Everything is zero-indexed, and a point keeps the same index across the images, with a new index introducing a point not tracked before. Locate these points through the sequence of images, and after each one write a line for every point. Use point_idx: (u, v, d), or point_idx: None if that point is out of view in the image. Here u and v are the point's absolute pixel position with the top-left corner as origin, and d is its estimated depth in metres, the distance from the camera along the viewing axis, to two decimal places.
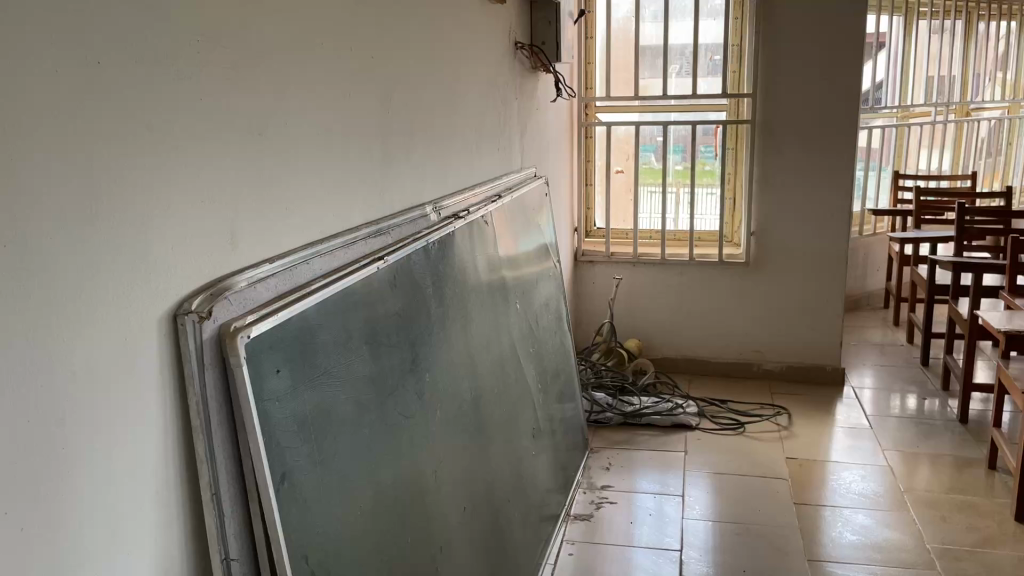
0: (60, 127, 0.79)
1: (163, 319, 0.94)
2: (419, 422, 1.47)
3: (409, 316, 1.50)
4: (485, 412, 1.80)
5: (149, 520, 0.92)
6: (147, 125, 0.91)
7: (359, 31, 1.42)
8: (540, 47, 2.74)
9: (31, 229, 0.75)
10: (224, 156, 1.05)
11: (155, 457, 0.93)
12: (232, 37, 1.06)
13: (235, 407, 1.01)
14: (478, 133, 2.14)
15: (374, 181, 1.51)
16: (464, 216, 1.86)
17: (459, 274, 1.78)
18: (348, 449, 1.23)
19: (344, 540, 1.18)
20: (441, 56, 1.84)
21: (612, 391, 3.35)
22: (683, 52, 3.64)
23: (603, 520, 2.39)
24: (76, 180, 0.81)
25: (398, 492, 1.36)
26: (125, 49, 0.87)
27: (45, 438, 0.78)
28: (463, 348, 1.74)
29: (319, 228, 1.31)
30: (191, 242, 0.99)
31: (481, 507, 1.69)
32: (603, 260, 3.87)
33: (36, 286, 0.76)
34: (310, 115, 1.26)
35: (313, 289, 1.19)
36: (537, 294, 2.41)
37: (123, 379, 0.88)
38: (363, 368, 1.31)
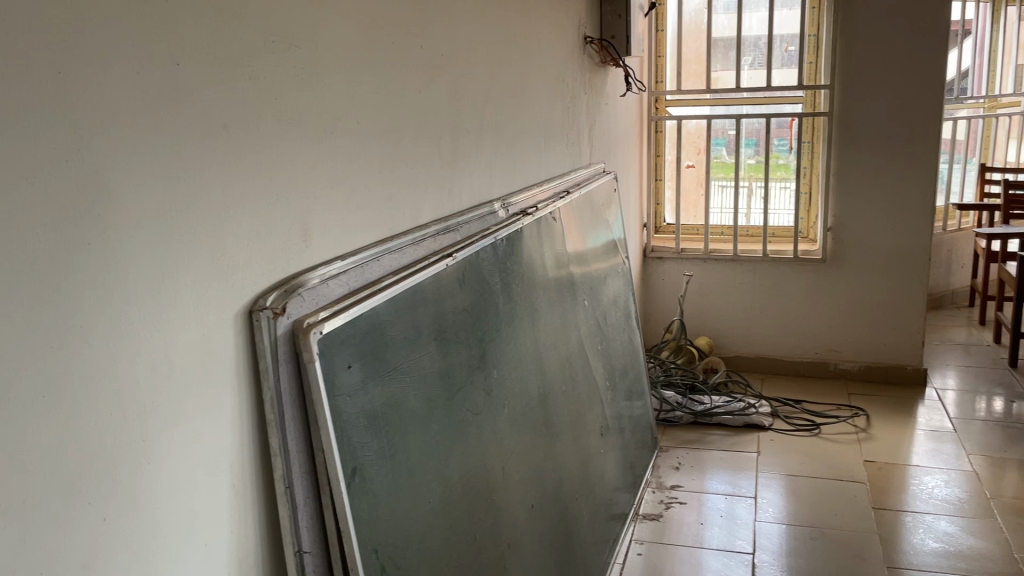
0: (141, 129, 0.81)
1: (239, 315, 0.96)
2: (487, 419, 1.47)
3: (476, 312, 1.50)
4: (553, 409, 1.79)
5: (225, 511, 0.94)
6: (225, 126, 0.93)
7: (430, 29, 1.42)
8: (610, 41, 2.71)
9: (114, 227, 0.78)
10: (298, 156, 1.07)
11: (230, 450, 0.95)
12: (306, 37, 1.07)
13: (308, 402, 1.02)
14: (546, 130, 2.12)
15: (443, 179, 1.51)
16: (532, 213, 1.85)
17: (527, 271, 1.77)
18: (417, 444, 1.23)
19: (413, 535, 1.19)
20: (510, 54, 1.84)
21: (682, 390, 3.30)
22: (757, 44, 3.56)
23: (672, 521, 2.36)
24: (157, 179, 0.83)
25: (467, 488, 1.36)
26: (203, 52, 0.89)
27: (126, 429, 0.80)
28: (531, 345, 1.73)
29: (388, 226, 1.32)
30: (266, 240, 1.01)
31: (549, 506, 1.68)
32: (673, 257, 3.81)
33: (118, 281, 0.79)
34: (381, 113, 1.27)
35: (383, 286, 1.20)
36: (606, 291, 2.38)
37: (201, 375, 0.90)
38: (432, 364, 1.31)
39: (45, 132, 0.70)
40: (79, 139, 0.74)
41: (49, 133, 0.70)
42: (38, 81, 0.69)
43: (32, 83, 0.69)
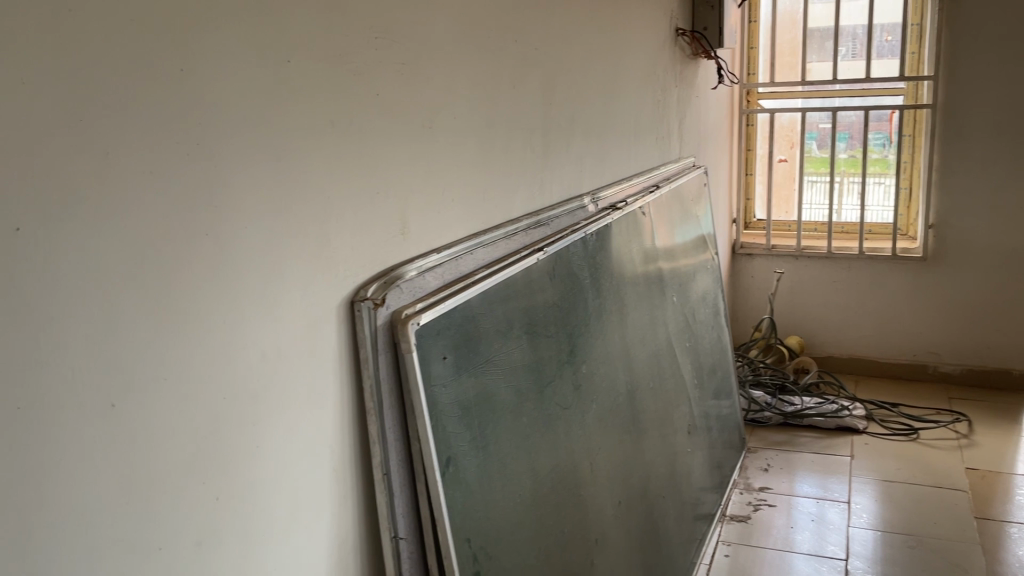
0: (253, 124, 0.84)
1: (341, 305, 0.98)
2: (576, 414, 1.47)
3: (566, 306, 1.49)
4: (640, 407, 1.77)
5: (326, 496, 0.97)
6: (330, 121, 0.95)
7: (525, 24, 1.43)
8: (702, 33, 2.67)
9: (226, 217, 0.81)
10: (397, 150, 1.08)
11: (330, 437, 0.98)
12: (408, 33, 1.09)
13: (405, 391, 1.04)
14: (636, 124, 2.10)
15: (535, 173, 1.52)
16: (622, 207, 1.84)
17: (616, 267, 1.76)
18: (509, 436, 1.24)
19: (504, 527, 1.20)
20: (603, 46, 1.83)
21: (771, 390, 3.23)
22: (854, 34, 3.45)
23: (760, 523, 2.31)
24: (267, 172, 0.86)
25: (556, 483, 1.36)
26: (311, 48, 0.91)
27: (238, 413, 0.83)
28: (619, 340, 1.72)
29: (481, 219, 1.33)
30: (366, 232, 1.03)
31: (637, 502, 1.67)
32: (763, 253, 3.73)
33: (231, 270, 0.82)
34: (477, 108, 1.29)
35: (477, 279, 1.21)
36: (694, 287, 2.35)
37: (305, 363, 0.93)
38: (522, 358, 1.32)
39: (169, 127, 0.74)
40: (200, 134, 0.77)
41: (173, 128, 0.74)
42: (164, 78, 0.73)
43: (159, 80, 0.72)
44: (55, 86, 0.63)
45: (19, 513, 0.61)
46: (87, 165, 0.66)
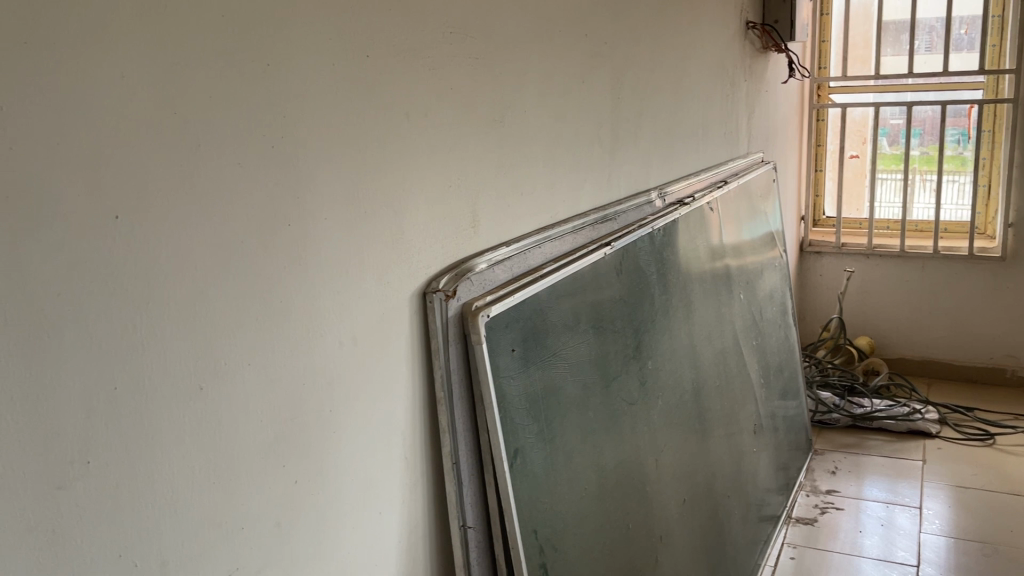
0: (334, 118, 0.86)
1: (413, 296, 1.00)
2: (642, 409, 1.47)
3: (633, 301, 1.49)
4: (706, 405, 1.75)
5: (397, 483, 0.99)
6: (406, 115, 0.97)
7: (596, 19, 1.43)
8: (773, 26, 2.63)
9: (307, 206, 0.83)
10: (470, 143, 1.10)
11: (402, 426, 0.99)
12: (481, 28, 1.10)
13: (474, 382, 1.05)
14: (704, 119, 2.08)
15: (603, 167, 1.51)
16: (689, 202, 1.82)
17: (683, 263, 1.75)
18: (575, 430, 1.24)
19: (569, 520, 1.20)
20: (673, 40, 1.82)
21: (840, 391, 3.16)
22: (931, 27, 3.36)
23: (827, 527, 2.26)
24: (346, 164, 0.88)
25: (621, 478, 1.36)
26: (389, 43, 0.93)
27: (316, 399, 0.86)
28: (685, 337, 1.71)
29: (550, 214, 1.33)
30: (439, 224, 1.04)
31: (701, 501, 1.65)
32: (832, 251, 3.65)
33: (311, 259, 0.84)
34: (547, 102, 1.29)
35: (545, 272, 1.22)
36: (762, 285, 2.31)
37: (379, 352, 0.95)
38: (589, 352, 1.32)
39: (256, 119, 0.76)
40: (285, 126, 0.79)
41: (260, 120, 0.76)
42: (252, 73, 0.75)
43: (246, 74, 0.75)
44: (150, 81, 0.65)
45: (116, 489, 0.65)
46: (179, 157, 0.68)
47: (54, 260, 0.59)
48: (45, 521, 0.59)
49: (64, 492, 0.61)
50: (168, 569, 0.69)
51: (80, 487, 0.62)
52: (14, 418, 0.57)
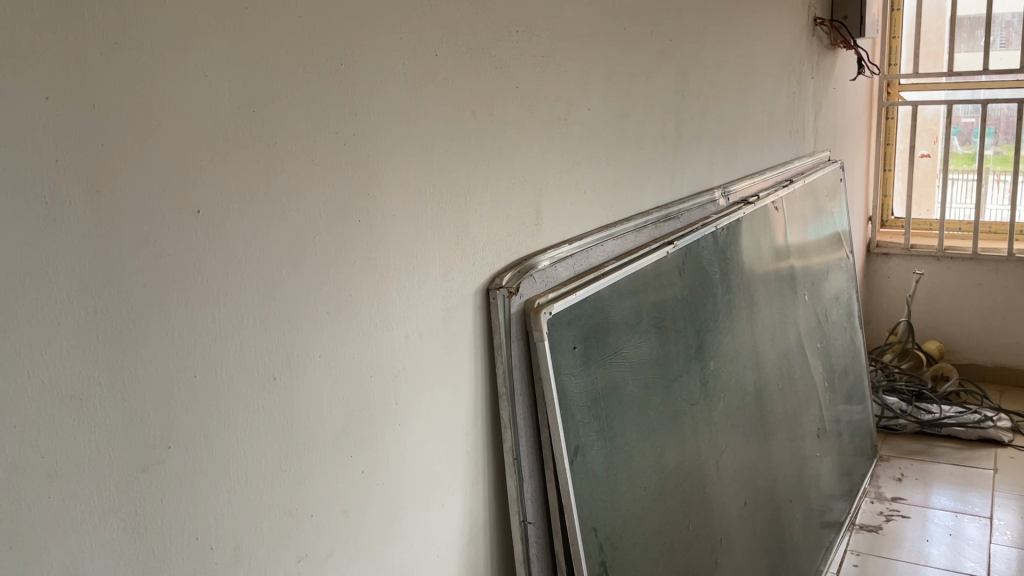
0: (403, 116, 0.87)
1: (477, 293, 1.01)
2: (703, 410, 1.45)
3: (695, 301, 1.47)
4: (769, 408, 1.73)
5: (459, 476, 1.00)
6: (473, 114, 0.98)
7: (661, 16, 1.42)
8: (841, 22, 2.57)
9: (375, 202, 0.84)
10: (535, 141, 1.10)
11: (464, 421, 1.01)
12: (547, 27, 1.10)
13: (536, 379, 1.05)
14: (769, 117, 2.06)
15: (667, 166, 1.51)
16: (753, 202, 1.80)
17: (747, 263, 1.73)
18: (636, 428, 1.24)
19: (629, 519, 1.19)
20: (740, 38, 1.79)
21: (907, 397, 3.08)
22: (1008, 22, 3.24)
23: (892, 535, 2.21)
24: (415, 160, 0.89)
25: (682, 479, 1.35)
26: (457, 43, 0.94)
27: (381, 391, 0.87)
28: (748, 338, 1.69)
29: (612, 212, 1.33)
30: (503, 221, 1.05)
31: (763, 504, 1.63)
32: (901, 253, 3.56)
33: (380, 255, 0.86)
34: (611, 100, 1.29)
35: (607, 271, 1.21)
36: (827, 287, 2.27)
37: (444, 346, 0.96)
38: (650, 350, 1.31)
39: (328, 118, 0.78)
40: (356, 125, 0.81)
41: (333, 119, 0.78)
42: (325, 71, 0.77)
43: (320, 73, 0.76)
44: (231, 81, 0.68)
45: (195, 474, 0.67)
46: (257, 155, 0.71)
47: (140, 252, 0.61)
48: (129, 502, 0.62)
49: (146, 475, 0.63)
50: (242, 552, 0.72)
51: (161, 471, 0.64)
52: (103, 403, 0.60)
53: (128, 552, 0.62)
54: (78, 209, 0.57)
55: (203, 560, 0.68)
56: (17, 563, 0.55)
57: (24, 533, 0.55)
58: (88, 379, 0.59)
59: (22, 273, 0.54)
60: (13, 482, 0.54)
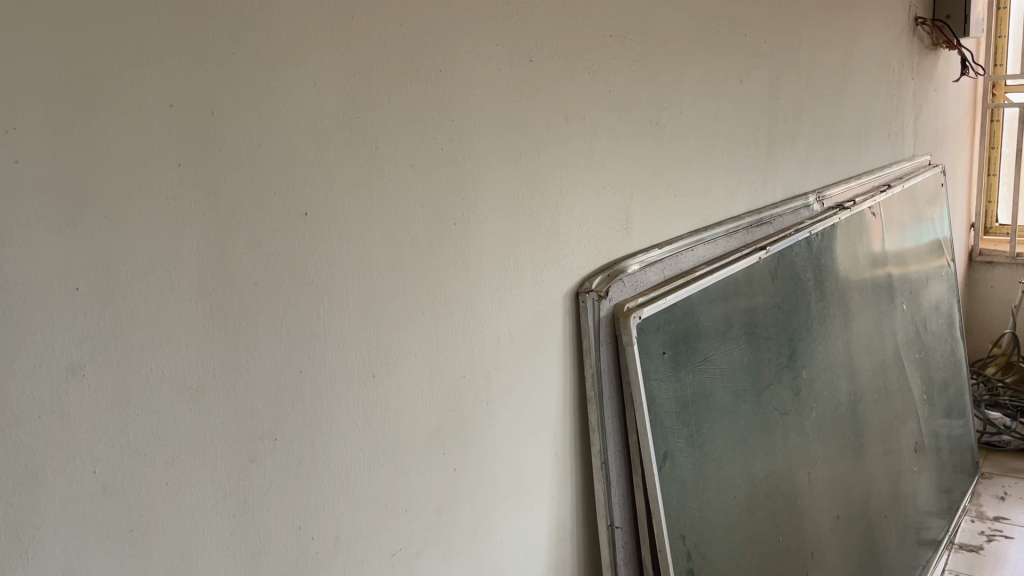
0: (498, 118, 0.88)
1: (566, 296, 1.02)
2: (795, 419, 1.42)
3: (788, 307, 1.45)
4: (864, 420, 1.68)
5: (546, 478, 1.01)
6: (566, 118, 0.98)
7: (756, 18, 1.40)
8: (944, 21, 2.48)
9: (471, 206, 0.86)
10: (626, 145, 1.10)
11: (553, 422, 1.01)
12: (641, 30, 1.10)
13: (625, 383, 1.05)
14: (866, 120, 2.00)
15: (760, 170, 1.48)
16: (849, 207, 1.75)
17: (842, 271, 1.68)
18: (726, 435, 1.22)
19: (717, 527, 1.17)
20: (837, 41, 1.75)
21: (1011, 412, 2.93)
22: None
23: (994, 555, 2.11)
24: (509, 163, 0.91)
25: (772, 489, 1.32)
26: (551, 47, 0.95)
27: (472, 391, 0.89)
28: (843, 346, 1.64)
29: (703, 217, 1.32)
30: (593, 225, 1.05)
31: (856, 517, 1.58)
32: (1005, 261, 3.41)
33: (474, 257, 0.87)
34: (704, 103, 1.27)
35: (698, 276, 1.20)
36: (927, 296, 2.19)
37: (533, 349, 0.97)
38: (741, 358, 1.29)
39: (427, 123, 0.80)
40: (454, 129, 0.83)
41: (431, 124, 0.80)
42: (425, 78, 0.79)
43: (420, 81, 0.78)
44: (337, 87, 0.70)
45: (298, 466, 0.70)
46: (360, 159, 0.73)
47: (253, 253, 0.64)
48: (238, 490, 0.65)
49: (255, 465, 0.66)
50: (340, 543, 0.74)
51: (267, 462, 0.67)
52: (217, 396, 0.63)
53: (235, 539, 0.65)
54: (197, 211, 0.60)
55: (305, 550, 0.71)
56: (136, 546, 0.58)
57: (143, 518, 0.59)
58: (204, 373, 0.62)
59: (145, 271, 0.57)
60: (134, 469, 0.58)
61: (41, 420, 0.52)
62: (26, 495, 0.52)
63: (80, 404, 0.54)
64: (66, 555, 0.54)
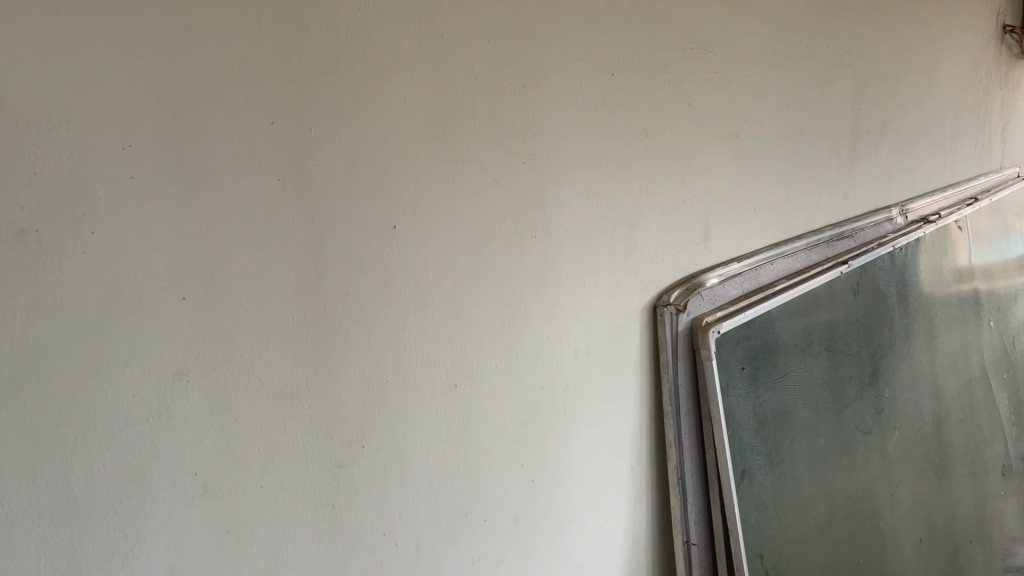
0: (578, 131, 0.89)
1: (644, 309, 1.01)
2: (876, 438, 1.39)
3: (870, 323, 1.41)
4: (948, 441, 1.62)
5: (621, 491, 1.00)
6: (645, 131, 0.98)
7: (839, 28, 1.37)
8: None
9: (551, 219, 0.87)
10: (706, 158, 1.09)
11: (629, 435, 1.01)
12: (722, 42, 1.09)
13: (702, 398, 1.04)
14: (952, 131, 1.94)
15: (841, 182, 1.45)
16: (934, 221, 1.70)
17: (926, 287, 1.63)
18: (805, 453, 1.20)
19: (795, 547, 1.15)
20: (922, 50, 1.71)
21: None
22: None
23: None
24: (589, 176, 0.91)
25: (851, 510, 1.29)
26: (633, 60, 0.95)
27: (551, 403, 0.89)
28: (927, 364, 1.59)
29: (783, 230, 1.29)
30: (672, 238, 1.05)
31: (940, 542, 1.53)
32: None
33: (553, 270, 0.88)
34: (784, 114, 1.26)
35: (778, 290, 1.18)
36: (1015, 313, 2.10)
37: (610, 361, 0.97)
38: (821, 375, 1.26)
39: (510, 137, 0.81)
40: (536, 143, 0.84)
41: (514, 138, 0.81)
42: (509, 93, 0.80)
43: (503, 95, 0.79)
44: (424, 102, 0.72)
45: (384, 473, 0.71)
46: (445, 174, 0.74)
47: (344, 265, 0.66)
48: (327, 496, 0.67)
49: (343, 471, 0.68)
50: (422, 551, 0.76)
51: (355, 469, 0.69)
52: (309, 403, 0.64)
53: (323, 543, 0.67)
54: (293, 225, 0.62)
55: (389, 555, 0.73)
56: (231, 547, 0.60)
57: (239, 521, 0.61)
58: (297, 379, 0.63)
59: (244, 281, 0.59)
60: (231, 472, 0.60)
61: (149, 423, 0.55)
62: (133, 495, 0.54)
63: (183, 408, 0.57)
64: (168, 555, 0.57)
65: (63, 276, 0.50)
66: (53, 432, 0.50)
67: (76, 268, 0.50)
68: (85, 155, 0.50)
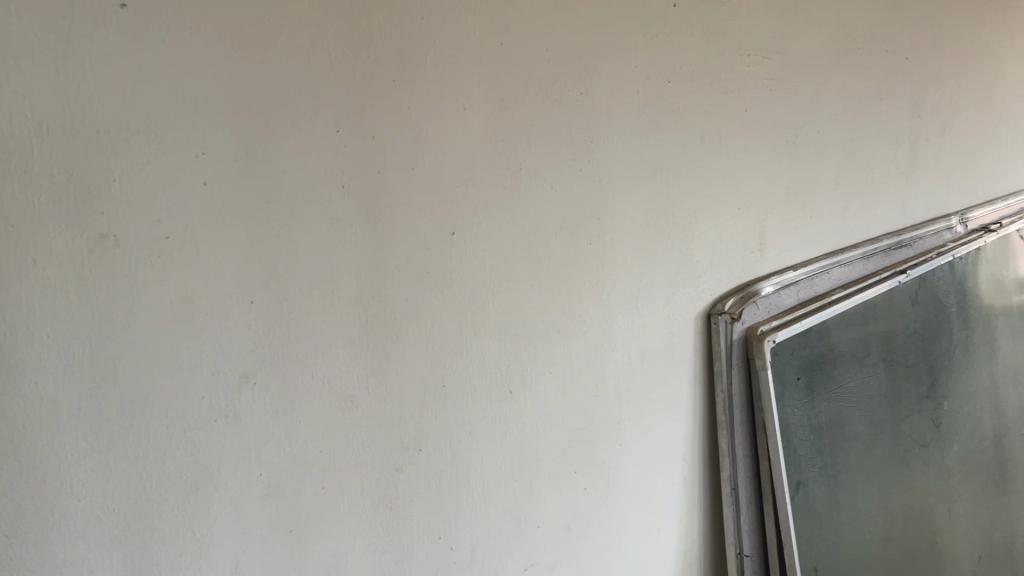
0: (634, 138, 0.89)
1: (698, 318, 1.00)
2: (934, 451, 1.36)
3: (929, 334, 1.38)
4: (1008, 455, 1.58)
5: (673, 500, 1.00)
6: (701, 138, 0.98)
7: (898, 32, 1.35)
8: None
9: (607, 227, 0.87)
10: (761, 165, 1.08)
11: (682, 444, 1.00)
12: (779, 48, 1.08)
13: (757, 408, 1.02)
14: (1014, 138, 1.89)
15: (900, 189, 1.42)
16: (995, 230, 1.66)
17: (987, 297, 1.59)
18: (861, 465, 1.18)
19: (850, 561, 1.13)
20: (983, 55, 1.67)
21: None
22: None
23: None
24: (644, 183, 0.91)
25: (908, 525, 1.26)
26: (689, 67, 0.94)
27: (604, 411, 0.89)
28: (987, 376, 1.56)
29: (840, 238, 1.27)
30: (727, 246, 1.04)
31: (1000, 559, 1.49)
32: None
33: (608, 278, 0.88)
34: (842, 121, 1.24)
35: (834, 299, 1.16)
36: None
37: (663, 369, 0.96)
38: (878, 386, 1.24)
39: (566, 145, 0.81)
40: (592, 151, 0.84)
41: (570, 145, 0.81)
42: (566, 99, 0.80)
43: (560, 102, 0.80)
44: (483, 110, 0.72)
45: (440, 477, 0.72)
46: (502, 180, 0.75)
47: (404, 271, 0.67)
48: (385, 498, 0.67)
49: (401, 475, 0.69)
50: (476, 555, 0.76)
51: (412, 473, 0.69)
52: (369, 408, 0.65)
53: (380, 545, 0.68)
54: (356, 230, 0.63)
55: (445, 558, 0.73)
56: (293, 546, 0.62)
57: (300, 520, 0.62)
58: (359, 383, 0.65)
59: (308, 287, 0.60)
60: (294, 472, 0.61)
61: (217, 423, 0.56)
62: (201, 493, 0.56)
63: (249, 409, 0.58)
64: (233, 552, 0.58)
65: (139, 280, 0.51)
66: (126, 430, 0.52)
67: (151, 273, 0.52)
68: (161, 162, 0.52)
